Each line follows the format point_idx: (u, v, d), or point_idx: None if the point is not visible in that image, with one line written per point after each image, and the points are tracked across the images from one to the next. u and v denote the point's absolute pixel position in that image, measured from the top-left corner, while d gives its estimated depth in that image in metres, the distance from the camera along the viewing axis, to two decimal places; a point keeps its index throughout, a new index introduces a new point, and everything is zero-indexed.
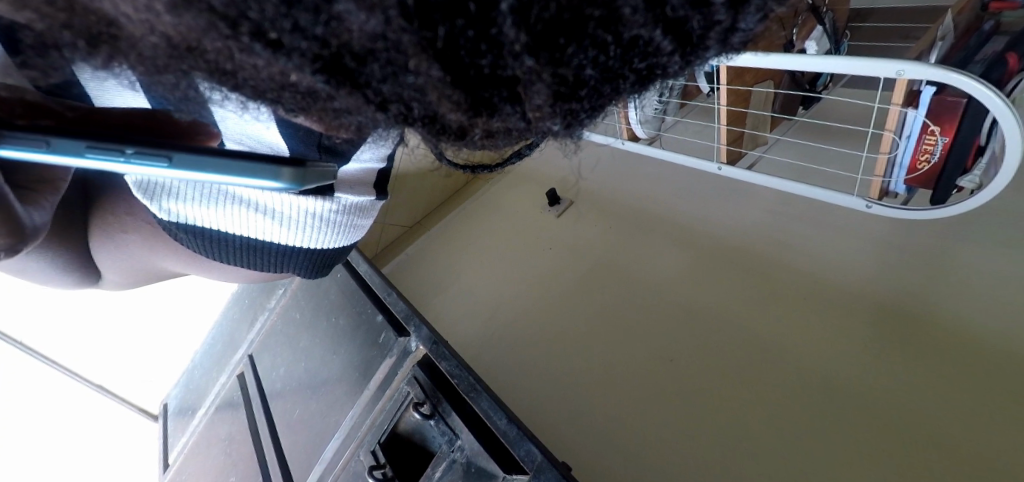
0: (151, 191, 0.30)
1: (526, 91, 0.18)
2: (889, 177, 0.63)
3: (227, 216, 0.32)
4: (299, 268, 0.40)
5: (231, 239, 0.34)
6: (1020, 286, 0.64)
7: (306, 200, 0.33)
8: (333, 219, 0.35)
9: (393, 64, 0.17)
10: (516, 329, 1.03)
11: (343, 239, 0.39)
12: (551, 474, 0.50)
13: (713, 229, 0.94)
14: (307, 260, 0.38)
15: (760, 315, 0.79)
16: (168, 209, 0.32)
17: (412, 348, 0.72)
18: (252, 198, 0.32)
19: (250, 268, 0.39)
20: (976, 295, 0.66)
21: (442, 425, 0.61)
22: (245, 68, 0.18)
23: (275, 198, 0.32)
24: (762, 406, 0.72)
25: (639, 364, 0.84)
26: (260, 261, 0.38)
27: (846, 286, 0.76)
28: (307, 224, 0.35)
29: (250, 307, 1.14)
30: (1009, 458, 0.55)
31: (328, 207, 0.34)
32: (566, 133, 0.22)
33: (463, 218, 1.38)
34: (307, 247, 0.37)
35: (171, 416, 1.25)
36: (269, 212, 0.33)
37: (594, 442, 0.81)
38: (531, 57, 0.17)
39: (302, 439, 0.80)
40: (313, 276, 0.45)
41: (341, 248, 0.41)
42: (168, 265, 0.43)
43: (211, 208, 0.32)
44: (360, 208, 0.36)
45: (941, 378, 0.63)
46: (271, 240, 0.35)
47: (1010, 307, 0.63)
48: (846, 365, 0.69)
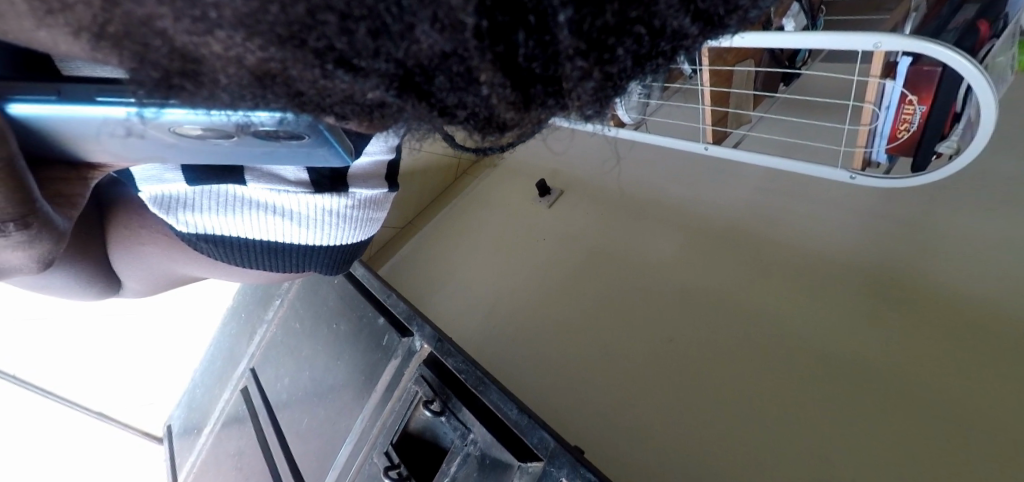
0: (169, 206, 0.31)
1: (574, 91, 0.17)
2: (870, 147, 0.65)
3: (246, 222, 0.32)
4: (321, 268, 0.40)
5: (252, 245, 0.34)
6: (1002, 247, 0.66)
7: (321, 198, 0.32)
8: (352, 216, 0.35)
9: (463, 74, 0.16)
10: (516, 321, 1.04)
11: (363, 235, 0.38)
12: (565, 458, 0.51)
13: (703, 208, 0.96)
14: (328, 258, 0.38)
15: (755, 290, 0.81)
16: (187, 221, 0.32)
17: (417, 348, 0.73)
18: (270, 200, 0.31)
19: (273, 271, 0.39)
20: (962, 258, 0.68)
21: (453, 421, 0.62)
22: (326, 91, 0.16)
23: (292, 199, 0.32)
24: (762, 379, 0.73)
25: (642, 347, 0.86)
26: (284, 264, 0.38)
27: (838, 255, 0.77)
28: (326, 222, 0.34)
29: (248, 319, 1.13)
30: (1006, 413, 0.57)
31: (345, 203, 0.33)
32: (597, 118, 0.21)
33: (454, 215, 1.38)
34: (326, 245, 0.36)
35: (175, 436, 1.24)
36: (287, 214, 0.33)
37: (604, 428, 0.82)
38: (582, 59, 0.16)
39: (313, 446, 0.80)
40: (335, 274, 0.44)
41: (361, 244, 0.40)
42: (188, 273, 0.42)
43: (228, 216, 0.32)
44: (378, 202, 0.35)
45: (936, 340, 0.65)
46: (290, 241, 0.35)
47: (994, 267, 0.65)
48: (841, 333, 0.71)
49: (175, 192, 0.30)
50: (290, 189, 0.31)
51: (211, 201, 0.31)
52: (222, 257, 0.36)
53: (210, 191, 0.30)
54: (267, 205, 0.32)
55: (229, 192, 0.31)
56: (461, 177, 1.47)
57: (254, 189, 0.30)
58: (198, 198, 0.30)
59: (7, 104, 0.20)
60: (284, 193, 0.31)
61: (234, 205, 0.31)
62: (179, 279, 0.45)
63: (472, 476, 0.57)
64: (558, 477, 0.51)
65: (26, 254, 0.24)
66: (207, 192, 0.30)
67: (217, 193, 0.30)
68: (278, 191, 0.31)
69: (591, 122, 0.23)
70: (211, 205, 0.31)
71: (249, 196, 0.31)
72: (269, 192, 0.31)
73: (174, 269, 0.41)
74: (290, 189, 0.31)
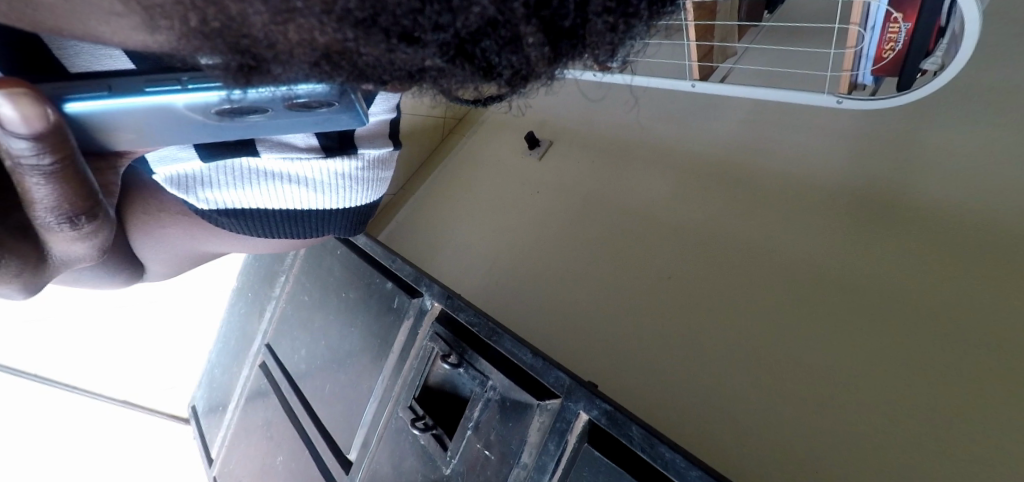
0: (186, 184, 0.32)
1: (601, 42, 0.19)
2: (856, 70, 0.66)
3: (263, 193, 0.34)
4: (337, 231, 0.42)
5: (271, 214, 0.36)
6: (986, 153, 0.68)
7: (332, 161, 0.33)
8: (362, 176, 0.36)
9: (508, 40, 0.18)
10: (519, 274, 1.07)
11: (374, 195, 0.39)
12: (581, 392, 0.54)
13: (693, 146, 0.96)
14: (344, 221, 0.40)
15: (747, 221, 0.83)
16: (207, 198, 0.33)
17: (428, 306, 0.75)
18: (283, 169, 0.32)
19: (292, 238, 0.40)
20: (948, 167, 0.70)
21: (471, 371, 0.65)
22: (388, 64, 0.19)
23: (304, 165, 0.33)
24: (757, 303, 0.77)
25: (643, 285, 0.89)
26: (301, 232, 0.39)
27: (827, 178, 0.79)
28: (339, 185, 0.35)
29: (256, 297, 1.16)
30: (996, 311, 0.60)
31: (356, 165, 0.35)
32: (615, 62, 0.23)
33: (446, 174, 1.39)
34: (341, 208, 0.38)
35: (202, 416, 1.29)
36: (300, 180, 0.34)
37: (613, 364, 0.86)
38: (607, 12, 0.18)
39: (339, 409, 0.84)
40: (350, 237, 0.46)
41: (372, 205, 0.41)
42: (209, 249, 0.44)
43: (245, 188, 0.33)
44: (384, 160, 0.37)
45: (925, 247, 0.67)
46: (307, 207, 0.36)
47: (978, 175, 0.67)
48: (830, 253, 0.74)
49: (190, 170, 0.31)
50: (302, 155, 0.32)
51: (227, 175, 0.32)
52: (240, 230, 0.37)
53: (224, 166, 0.31)
54: (281, 174, 0.33)
55: (243, 165, 0.32)
56: (449, 136, 1.46)
57: (267, 159, 0.31)
58: (214, 173, 0.31)
59: (64, 103, 0.21)
60: (297, 159, 0.32)
61: (249, 177, 0.32)
62: (198, 258, 0.46)
63: (495, 419, 0.61)
64: (577, 410, 0.54)
65: (87, 243, 0.27)
66: (222, 167, 0.31)
67: (232, 167, 0.31)
68: (290, 159, 0.32)
69: (608, 68, 0.25)
70: (227, 180, 0.32)
71: (263, 167, 0.32)
72: (282, 161, 0.32)
73: (195, 247, 0.42)
74: (302, 156, 0.32)
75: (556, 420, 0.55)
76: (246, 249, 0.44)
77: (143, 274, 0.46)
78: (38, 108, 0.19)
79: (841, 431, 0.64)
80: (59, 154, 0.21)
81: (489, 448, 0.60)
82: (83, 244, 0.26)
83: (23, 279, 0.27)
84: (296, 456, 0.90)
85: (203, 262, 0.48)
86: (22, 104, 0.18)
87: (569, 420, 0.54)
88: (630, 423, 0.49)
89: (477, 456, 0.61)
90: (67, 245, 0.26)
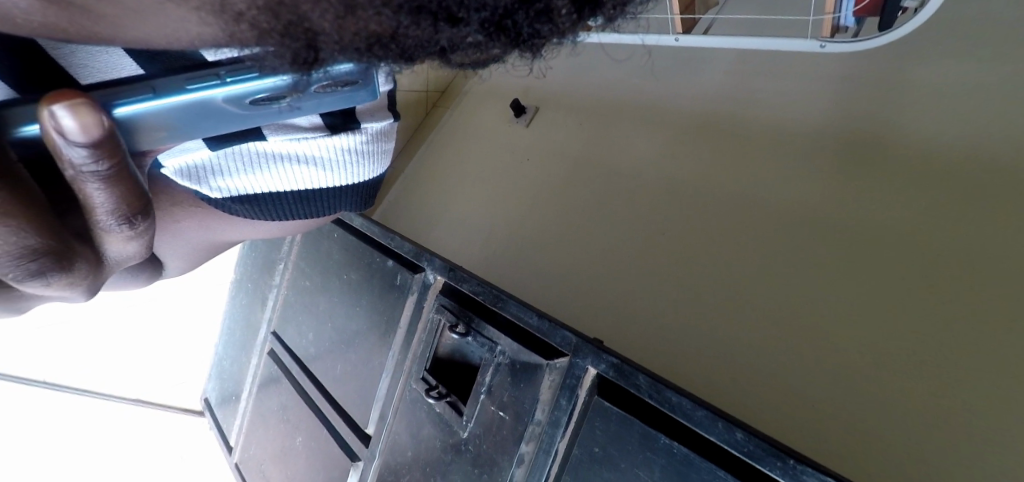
0: (196, 175, 0.32)
1: None
2: (837, 12, 0.66)
3: (275, 175, 0.35)
4: (348, 206, 0.43)
5: (283, 195, 0.37)
6: (970, 78, 0.67)
7: (336, 138, 0.34)
8: (368, 150, 0.37)
9: (542, 11, 0.20)
10: (515, 242, 1.09)
11: (378, 168, 0.41)
12: (587, 349, 0.56)
13: (679, 100, 0.97)
14: (353, 195, 0.41)
15: (735, 171, 0.84)
16: (219, 187, 0.34)
17: (431, 280, 0.77)
18: (290, 150, 0.33)
19: (304, 217, 0.42)
20: (934, 97, 0.69)
21: (479, 339, 0.67)
22: (430, 42, 0.20)
23: (310, 144, 0.34)
24: (747, 250, 0.78)
25: (638, 243, 0.91)
26: (312, 209, 0.41)
27: (813, 121, 0.79)
28: (345, 161, 0.37)
29: (259, 287, 1.17)
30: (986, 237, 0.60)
31: (360, 139, 0.36)
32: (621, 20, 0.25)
33: (435, 150, 1.42)
34: (349, 182, 0.39)
35: (218, 407, 1.32)
36: (308, 160, 0.35)
37: (613, 321, 0.89)
38: None
39: (352, 387, 0.86)
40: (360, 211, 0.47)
41: (377, 178, 0.43)
42: (223, 236, 0.44)
43: (255, 172, 0.34)
44: (387, 133, 0.38)
45: (912, 180, 0.67)
46: (316, 185, 0.38)
47: (964, 101, 0.66)
48: (818, 194, 0.75)
49: (199, 161, 0.31)
50: (307, 135, 0.33)
51: (237, 161, 0.33)
52: (252, 213, 0.38)
53: (233, 152, 0.32)
54: (288, 155, 0.34)
55: (251, 150, 0.32)
56: (433, 111, 1.49)
57: (274, 141, 0.32)
58: (223, 161, 0.32)
59: (114, 108, 0.22)
60: (303, 139, 0.33)
61: (258, 161, 0.33)
62: (208, 250, 0.47)
63: (506, 382, 0.63)
64: (585, 365, 0.56)
65: (135, 243, 0.27)
66: (230, 153, 0.32)
67: (240, 153, 0.32)
68: (297, 140, 0.33)
69: (612, 26, 0.26)
70: (237, 166, 0.33)
71: (271, 150, 0.33)
72: (289, 142, 0.33)
73: (209, 237, 0.43)
74: (307, 136, 0.33)
75: (566, 377, 0.57)
76: (259, 229, 0.45)
77: (159, 270, 0.46)
78: (97, 117, 0.19)
79: (831, 363, 0.66)
80: (116, 159, 0.21)
81: (503, 410, 0.62)
82: (131, 243, 0.27)
83: (85, 286, 0.28)
84: (314, 434, 0.93)
85: (213, 254, 0.49)
86: (81, 115, 0.18)
87: (578, 376, 0.56)
88: (636, 373, 0.52)
89: (492, 418, 0.63)
90: (121, 245, 0.27)
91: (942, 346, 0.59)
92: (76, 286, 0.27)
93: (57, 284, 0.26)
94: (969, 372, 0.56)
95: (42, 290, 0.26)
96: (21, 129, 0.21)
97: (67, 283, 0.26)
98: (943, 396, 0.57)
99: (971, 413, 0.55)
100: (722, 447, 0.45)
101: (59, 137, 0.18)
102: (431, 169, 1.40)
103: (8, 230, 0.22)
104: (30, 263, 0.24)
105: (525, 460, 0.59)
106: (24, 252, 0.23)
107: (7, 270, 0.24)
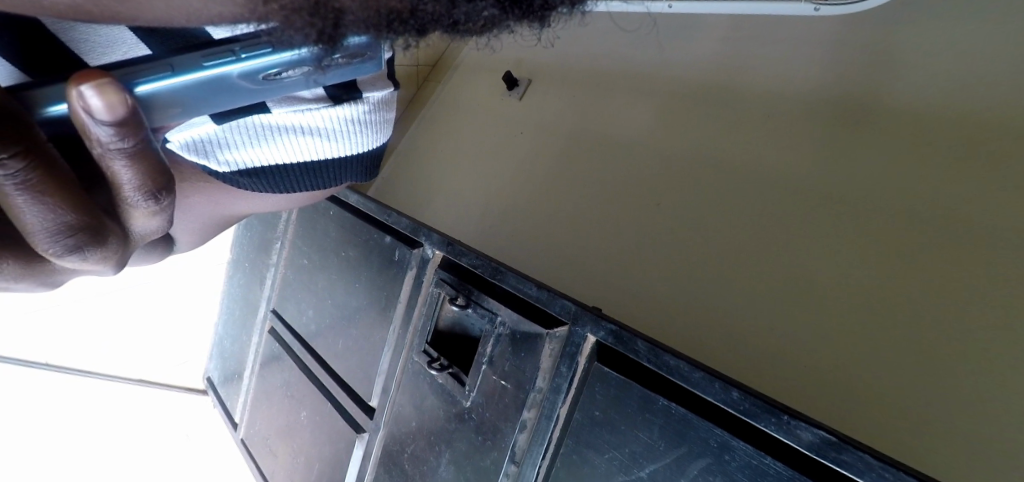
0: (203, 149, 0.32)
1: None
2: None
3: (280, 147, 0.35)
4: (352, 176, 0.44)
5: (288, 167, 0.38)
6: (964, 30, 0.65)
7: (340, 109, 0.35)
8: (371, 120, 0.38)
9: None
10: (512, 216, 1.10)
11: (379, 137, 0.41)
12: (587, 317, 0.57)
13: (673, 67, 0.95)
14: (357, 164, 0.42)
15: (729, 138, 0.84)
16: (227, 160, 0.34)
17: (430, 255, 0.77)
18: (294, 122, 0.34)
19: (309, 189, 0.42)
20: (930, 52, 0.68)
21: (479, 310, 0.68)
22: (445, 15, 0.21)
23: (314, 116, 0.34)
24: (741, 217, 0.79)
25: (634, 213, 0.91)
26: (317, 181, 0.42)
27: (806, 83, 0.78)
28: (347, 131, 0.37)
29: (256, 266, 1.18)
30: (977, 195, 0.60)
31: (362, 109, 0.36)
32: None
33: (428, 124, 1.42)
34: (353, 152, 0.40)
35: (223, 385, 1.34)
36: (312, 131, 0.35)
37: (609, 290, 0.90)
38: None
39: (354, 362, 0.88)
40: (363, 182, 0.48)
41: (378, 148, 0.43)
42: (231, 210, 0.44)
43: (260, 144, 0.34)
44: (387, 102, 0.39)
45: (904, 141, 0.67)
46: (321, 156, 0.38)
47: (958, 57, 0.65)
48: (813, 160, 0.75)
49: (205, 134, 0.31)
50: (312, 106, 0.33)
51: (241, 134, 0.33)
52: (259, 187, 0.39)
53: (237, 125, 0.32)
54: (292, 126, 0.34)
55: (255, 122, 0.33)
56: (424, 85, 1.48)
57: (279, 114, 0.33)
58: (228, 134, 0.32)
59: (135, 86, 0.23)
60: (307, 111, 0.33)
61: (263, 133, 0.34)
62: (212, 227, 0.47)
63: (507, 352, 0.64)
64: (585, 333, 0.57)
65: (160, 217, 0.28)
66: (235, 126, 0.32)
67: (245, 126, 0.32)
68: (300, 112, 0.33)
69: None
70: (242, 138, 0.33)
71: (274, 122, 0.33)
72: (293, 114, 0.33)
73: (216, 212, 0.43)
74: (311, 107, 0.33)
75: (566, 345, 0.58)
76: (268, 202, 0.44)
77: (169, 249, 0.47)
78: (120, 96, 0.20)
79: (822, 325, 0.67)
80: (140, 136, 0.22)
81: (505, 379, 0.64)
82: (156, 218, 0.28)
83: (116, 263, 0.29)
84: (319, 409, 0.95)
85: (217, 232, 0.49)
86: (106, 94, 0.19)
87: (578, 343, 0.58)
88: (634, 338, 0.53)
89: (494, 387, 0.65)
90: (147, 220, 0.28)
91: (931, 305, 0.60)
92: (108, 263, 0.28)
93: (91, 261, 0.27)
94: (956, 329, 0.58)
95: (76, 265, 0.27)
96: (49, 108, 0.21)
97: (100, 260, 0.27)
98: (929, 353, 0.59)
99: (957, 368, 0.57)
100: (720, 407, 0.47)
101: (87, 116, 0.20)
102: (425, 145, 1.40)
103: (44, 207, 0.23)
104: (67, 239, 0.24)
105: (527, 426, 0.61)
106: (60, 229, 0.24)
107: (45, 248, 0.24)
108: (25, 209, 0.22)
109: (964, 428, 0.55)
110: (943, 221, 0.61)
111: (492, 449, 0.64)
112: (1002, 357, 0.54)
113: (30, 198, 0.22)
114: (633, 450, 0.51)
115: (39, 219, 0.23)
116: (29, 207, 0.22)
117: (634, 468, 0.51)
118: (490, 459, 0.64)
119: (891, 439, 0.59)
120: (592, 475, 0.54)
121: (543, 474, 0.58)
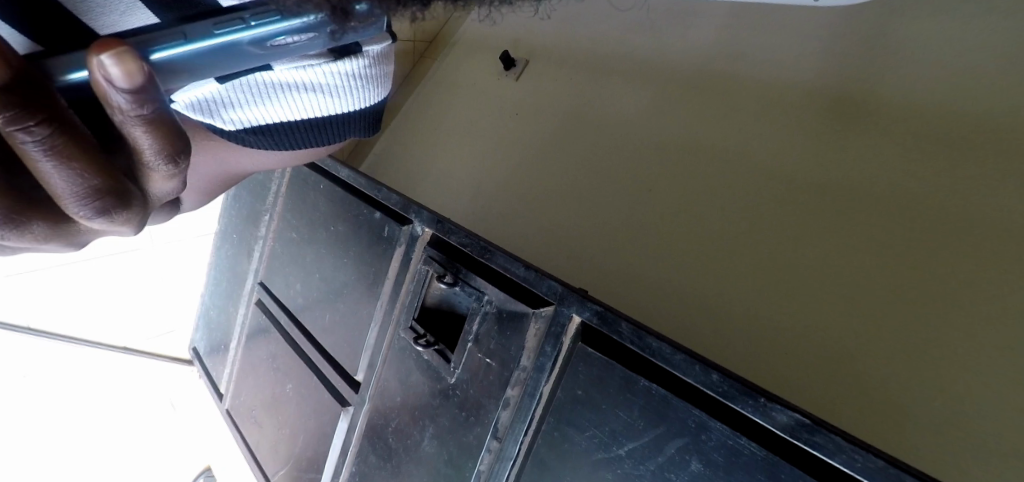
0: (207, 108, 0.33)
1: None
2: None
3: (285, 105, 0.36)
4: (357, 130, 0.44)
5: (294, 125, 0.38)
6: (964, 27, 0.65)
7: (340, 63, 0.34)
8: (370, 73, 0.37)
9: None
10: (502, 198, 1.10)
11: (379, 91, 0.41)
12: (573, 298, 0.58)
13: (671, 51, 0.94)
14: (360, 118, 0.42)
15: (724, 126, 0.83)
16: (232, 119, 0.35)
17: (419, 233, 0.77)
18: (295, 78, 0.33)
19: (317, 144, 0.43)
20: (930, 47, 0.67)
21: (466, 289, 0.68)
22: None
23: (316, 72, 0.34)
24: (732, 206, 0.79)
25: (624, 199, 0.91)
26: (320, 138, 0.42)
27: (805, 75, 0.77)
28: (346, 86, 0.37)
29: (244, 238, 1.17)
30: (964, 196, 0.60)
31: (361, 63, 0.35)
32: None
33: (422, 102, 1.41)
34: (356, 106, 0.40)
35: (209, 357, 1.35)
36: (314, 87, 0.35)
37: (596, 272, 0.90)
38: None
39: (340, 337, 0.88)
40: (371, 136, 0.48)
41: (379, 102, 0.43)
42: (232, 170, 0.44)
43: (263, 103, 0.35)
44: (385, 55, 0.38)
45: (897, 138, 0.67)
46: (328, 112, 0.38)
47: (958, 54, 0.64)
48: (808, 152, 0.74)
49: (208, 93, 0.32)
50: (313, 62, 0.33)
51: (244, 92, 0.33)
52: (266, 144, 0.39)
53: (240, 84, 0.32)
54: (294, 83, 0.34)
55: (257, 80, 0.32)
56: (420, 62, 1.47)
57: (280, 71, 0.32)
58: (231, 93, 0.32)
59: (151, 53, 0.23)
60: (308, 67, 0.33)
61: (265, 90, 0.34)
62: (209, 191, 0.47)
63: (493, 330, 0.64)
64: (569, 314, 0.58)
65: (174, 180, 0.28)
66: (237, 85, 0.32)
67: (247, 84, 0.32)
68: (301, 68, 0.33)
69: None
70: (244, 97, 0.33)
71: (275, 80, 0.33)
72: (295, 71, 0.33)
73: (218, 173, 0.43)
74: (312, 63, 0.33)
75: (551, 325, 0.59)
76: (267, 162, 0.44)
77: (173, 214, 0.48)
78: (138, 64, 0.20)
79: (808, 316, 0.68)
80: (158, 102, 0.22)
81: (489, 357, 0.64)
82: (171, 180, 0.28)
83: (138, 225, 0.29)
84: (303, 381, 0.96)
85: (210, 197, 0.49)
86: (125, 62, 0.19)
87: (563, 323, 0.58)
88: (618, 320, 0.54)
89: (479, 364, 0.65)
90: (164, 182, 0.28)
91: (912, 301, 0.61)
92: (131, 224, 0.28)
93: (117, 222, 0.27)
94: (933, 325, 0.59)
95: (103, 227, 0.27)
96: (70, 74, 0.21)
97: (125, 221, 0.27)
98: (912, 346, 0.60)
99: (934, 363, 0.58)
100: (699, 390, 0.48)
101: (108, 86, 0.20)
102: (418, 123, 1.39)
103: (70, 172, 0.23)
104: (95, 202, 0.25)
105: (510, 403, 0.61)
106: (87, 192, 0.24)
107: (74, 211, 0.25)
108: (51, 173, 0.22)
109: (938, 420, 0.56)
110: (929, 219, 0.62)
111: (475, 424, 0.65)
112: (974, 354, 0.56)
113: (56, 162, 0.22)
114: (613, 428, 0.52)
115: (66, 183, 0.23)
116: (57, 172, 0.22)
117: (612, 446, 0.52)
118: (473, 435, 0.65)
119: (865, 426, 0.61)
120: (570, 452, 0.55)
121: (524, 450, 0.59)
